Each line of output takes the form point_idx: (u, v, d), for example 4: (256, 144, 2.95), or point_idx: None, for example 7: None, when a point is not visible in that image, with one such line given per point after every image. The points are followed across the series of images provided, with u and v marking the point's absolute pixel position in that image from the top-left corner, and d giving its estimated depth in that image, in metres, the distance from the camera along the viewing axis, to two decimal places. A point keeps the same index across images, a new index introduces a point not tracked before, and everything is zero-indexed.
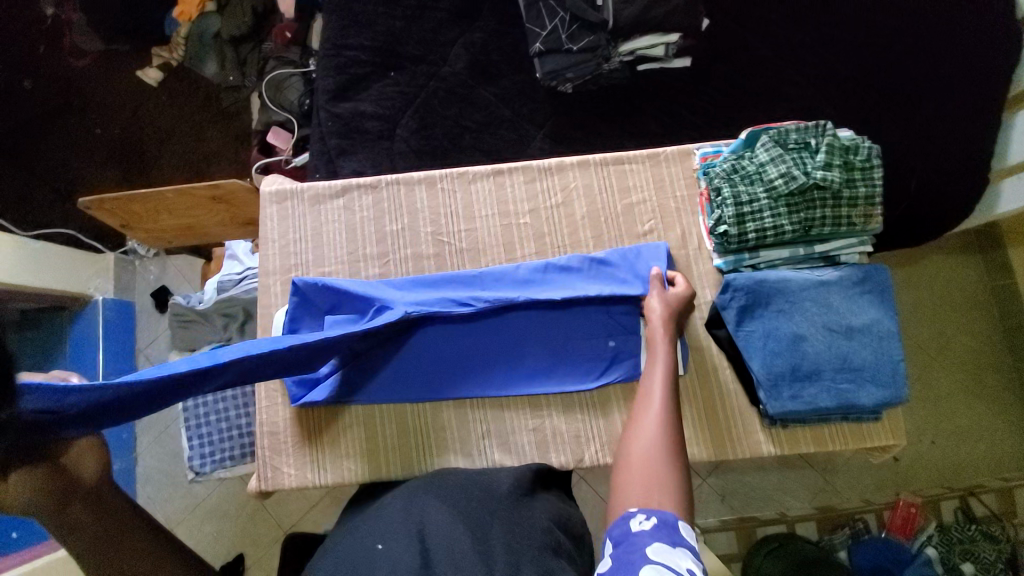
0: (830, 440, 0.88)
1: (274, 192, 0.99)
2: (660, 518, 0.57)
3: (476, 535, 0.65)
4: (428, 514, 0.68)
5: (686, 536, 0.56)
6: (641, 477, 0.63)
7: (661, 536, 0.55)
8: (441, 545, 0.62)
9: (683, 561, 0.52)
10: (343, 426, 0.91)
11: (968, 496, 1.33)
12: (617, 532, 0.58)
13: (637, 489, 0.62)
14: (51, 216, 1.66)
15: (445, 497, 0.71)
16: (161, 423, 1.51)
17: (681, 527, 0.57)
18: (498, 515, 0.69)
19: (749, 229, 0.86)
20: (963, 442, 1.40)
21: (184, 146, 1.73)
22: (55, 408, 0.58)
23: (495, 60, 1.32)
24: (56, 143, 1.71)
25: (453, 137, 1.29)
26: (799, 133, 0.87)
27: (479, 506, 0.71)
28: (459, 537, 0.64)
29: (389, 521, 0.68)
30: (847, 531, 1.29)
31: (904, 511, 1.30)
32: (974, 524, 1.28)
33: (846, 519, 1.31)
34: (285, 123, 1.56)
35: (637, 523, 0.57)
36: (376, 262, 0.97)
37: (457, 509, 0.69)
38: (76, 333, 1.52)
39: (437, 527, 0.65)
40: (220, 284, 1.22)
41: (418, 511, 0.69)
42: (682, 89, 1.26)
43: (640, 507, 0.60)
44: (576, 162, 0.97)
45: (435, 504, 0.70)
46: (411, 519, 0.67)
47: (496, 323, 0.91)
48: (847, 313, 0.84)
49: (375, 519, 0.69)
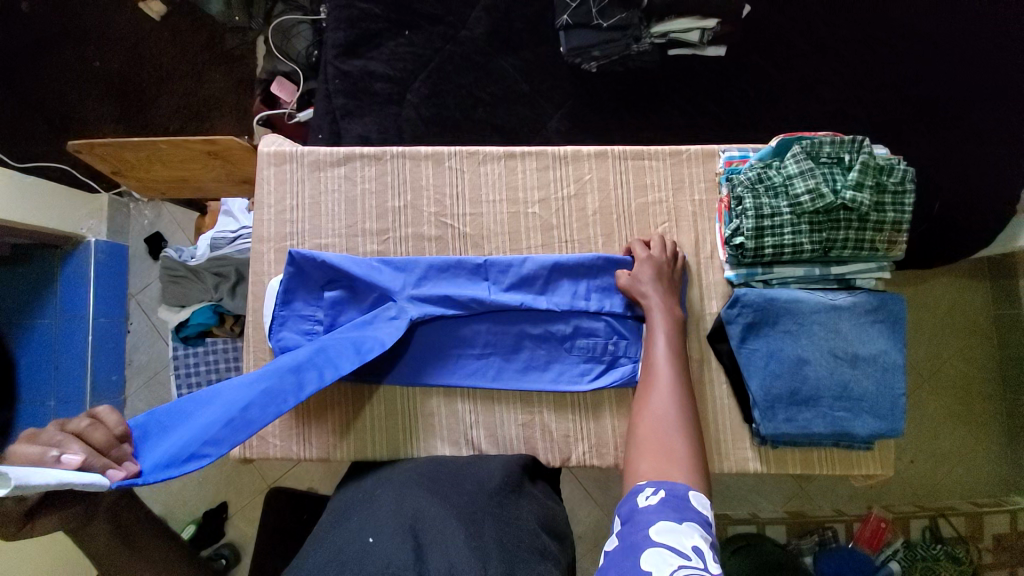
0: (818, 464, 0.88)
1: (273, 153, 0.94)
2: (668, 489, 0.61)
3: (469, 530, 0.65)
4: (420, 508, 0.67)
5: (696, 505, 0.60)
6: (658, 449, 0.68)
7: (667, 512, 0.58)
8: (435, 540, 0.62)
9: (688, 538, 0.55)
10: (332, 404, 0.90)
11: (938, 517, 1.34)
12: (626, 510, 0.61)
13: (648, 464, 0.67)
14: (45, 150, 1.59)
15: (439, 494, 0.71)
16: (152, 369, 1.62)
17: (690, 497, 0.60)
18: (486, 513, 0.69)
19: (767, 244, 0.82)
20: (942, 464, 1.41)
21: (185, 88, 1.64)
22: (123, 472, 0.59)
23: (518, 29, 1.24)
24: (51, 72, 1.62)
25: (466, 109, 1.22)
26: (834, 146, 0.81)
27: (471, 501, 0.70)
28: (451, 537, 0.63)
29: (378, 512, 0.67)
30: (814, 538, 1.33)
31: (874, 525, 1.34)
32: (940, 544, 1.31)
33: (816, 527, 1.35)
34: (291, 74, 1.48)
35: (644, 500, 0.61)
36: (375, 238, 0.93)
37: (451, 505, 0.69)
38: (66, 271, 1.49)
39: (429, 525, 0.64)
40: (214, 241, 1.19)
41: (411, 503, 0.68)
42: (712, 80, 1.19)
43: (650, 481, 0.64)
44: (593, 152, 0.92)
45: (429, 500, 0.69)
46: (404, 512, 0.66)
47: (494, 320, 0.89)
48: (855, 341, 0.82)
49: (365, 511, 0.69)
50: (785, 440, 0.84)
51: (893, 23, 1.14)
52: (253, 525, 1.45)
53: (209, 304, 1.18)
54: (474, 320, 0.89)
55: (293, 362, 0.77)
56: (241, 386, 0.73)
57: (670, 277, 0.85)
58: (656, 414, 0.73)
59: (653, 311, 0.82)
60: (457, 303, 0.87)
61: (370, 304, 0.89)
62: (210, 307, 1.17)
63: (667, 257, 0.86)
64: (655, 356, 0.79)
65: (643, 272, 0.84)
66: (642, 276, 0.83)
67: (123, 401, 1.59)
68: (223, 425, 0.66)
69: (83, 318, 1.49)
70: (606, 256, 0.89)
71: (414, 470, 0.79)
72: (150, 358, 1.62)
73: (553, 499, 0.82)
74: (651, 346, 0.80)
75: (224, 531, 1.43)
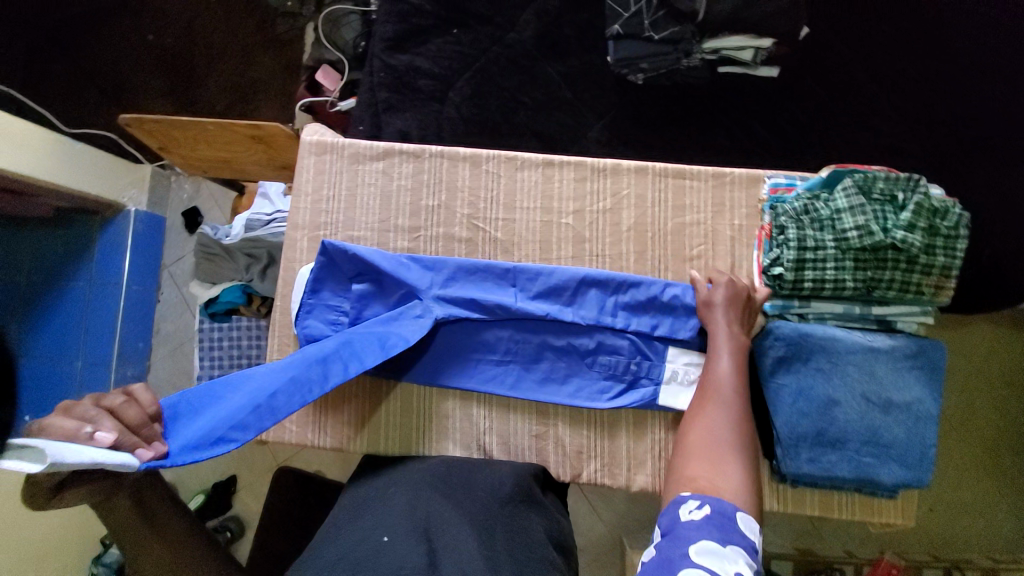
0: (837, 508, 0.84)
1: (315, 142, 0.95)
2: (714, 506, 0.60)
3: (482, 539, 0.66)
4: (433, 512, 0.69)
5: (742, 528, 0.58)
6: (710, 459, 0.67)
7: (710, 531, 0.58)
8: (447, 547, 0.64)
9: (732, 565, 0.54)
10: (348, 395, 0.91)
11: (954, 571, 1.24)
12: (667, 521, 0.61)
13: (698, 468, 0.66)
14: (96, 118, 1.64)
15: (452, 498, 0.72)
16: (177, 339, 1.66)
17: (736, 519, 0.59)
18: (496, 526, 0.69)
19: (807, 277, 0.79)
20: (962, 517, 1.35)
21: (233, 68, 1.68)
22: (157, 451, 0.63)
23: (567, 34, 1.23)
24: (109, 44, 1.68)
25: (506, 112, 1.22)
26: (888, 183, 0.78)
27: (484, 508, 0.72)
28: (463, 544, 0.64)
29: (392, 512, 0.70)
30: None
31: (884, 569, 1.24)
32: None
33: (824, 567, 1.28)
34: (337, 63, 1.50)
35: (688, 513, 0.60)
36: (406, 235, 0.93)
37: (463, 510, 0.70)
38: (106, 238, 1.55)
39: (442, 530, 0.66)
40: (248, 222, 1.21)
41: (425, 506, 0.71)
42: (760, 102, 1.16)
43: (694, 493, 0.63)
44: (634, 167, 0.90)
45: (443, 504, 0.71)
46: (418, 516, 0.69)
47: (516, 328, 0.88)
48: (890, 386, 0.78)
49: (380, 509, 0.71)
50: (806, 481, 0.81)
51: (962, 56, 1.08)
52: (258, 501, 1.48)
53: (238, 284, 1.20)
54: (496, 326, 0.88)
55: (318, 353, 0.78)
56: (269, 373, 0.75)
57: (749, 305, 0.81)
58: (710, 423, 0.70)
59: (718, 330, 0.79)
60: (480, 309, 0.87)
61: (395, 300, 0.89)
62: (240, 286, 1.20)
63: (748, 286, 0.82)
64: (715, 370, 0.76)
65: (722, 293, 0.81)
66: (715, 298, 0.80)
67: (147, 367, 1.64)
68: (249, 411, 0.68)
69: (117, 285, 1.56)
70: (636, 275, 0.88)
71: (429, 470, 0.79)
72: (177, 328, 1.67)
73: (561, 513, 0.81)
74: (713, 361, 0.77)
75: (231, 503, 1.47)
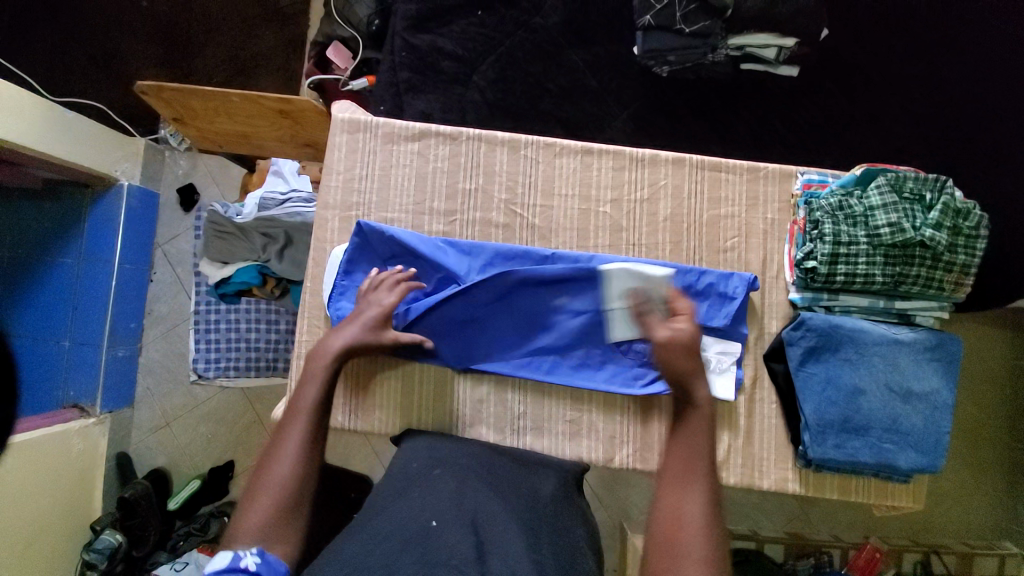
0: (854, 491, 0.89)
1: (347, 120, 0.93)
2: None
3: (529, 539, 0.66)
4: (482, 506, 0.69)
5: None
6: (681, 566, 0.61)
7: None
8: (495, 539, 0.64)
9: None
10: (382, 376, 0.89)
11: (930, 553, 1.33)
12: None
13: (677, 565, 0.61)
14: (85, 86, 1.55)
15: (499, 493, 0.73)
16: (172, 320, 1.60)
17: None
18: (540, 525, 0.70)
19: (839, 271, 0.83)
20: (939, 504, 1.44)
21: (235, 41, 1.61)
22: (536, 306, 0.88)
23: (593, 22, 1.22)
24: (98, 6, 1.58)
25: (531, 98, 1.20)
26: (917, 183, 0.81)
27: (528, 503, 0.73)
28: (511, 538, 0.64)
29: (439, 495, 0.70)
30: (811, 560, 1.30)
31: (868, 553, 1.28)
32: None
33: (813, 549, 1.32)
34: (350, 40, 1.45)
35: None
36: (442, 219, 0.92)
37: (510, 504, 0.71)
38: (95, 215, 1.48)
39: (491, 525, 0.66)
40: (262, 201, 1.18)
41: (471, 499, 0.70)
42: (781, 99, 1.18)
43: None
44: (671, 158, 0.92)
45: (489, 498, 0.71)
46: (465, 506, 0.69)
47: (563, 308, 0.88)
48: (912, 377, 0.82)
49: (427, 490, 0.72)
50: (830, 466, 0.85)
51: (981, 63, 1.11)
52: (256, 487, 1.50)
53: (254, 263, 1.17)
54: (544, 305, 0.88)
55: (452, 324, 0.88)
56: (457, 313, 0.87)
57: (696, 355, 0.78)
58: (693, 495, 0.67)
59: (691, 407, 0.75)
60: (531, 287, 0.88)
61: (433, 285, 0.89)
62: (256, 267, 1.17)
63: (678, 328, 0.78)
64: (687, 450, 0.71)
65: (672, 351, 0.77)
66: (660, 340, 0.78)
67: (139, 349, 1.58)
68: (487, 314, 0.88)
69: (109, 262, 1.47)
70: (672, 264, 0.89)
71: (472, 460, 0.79)
72: (172, 309, 1.60)
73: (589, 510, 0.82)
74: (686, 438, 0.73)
75: (228, 490, 1.49)
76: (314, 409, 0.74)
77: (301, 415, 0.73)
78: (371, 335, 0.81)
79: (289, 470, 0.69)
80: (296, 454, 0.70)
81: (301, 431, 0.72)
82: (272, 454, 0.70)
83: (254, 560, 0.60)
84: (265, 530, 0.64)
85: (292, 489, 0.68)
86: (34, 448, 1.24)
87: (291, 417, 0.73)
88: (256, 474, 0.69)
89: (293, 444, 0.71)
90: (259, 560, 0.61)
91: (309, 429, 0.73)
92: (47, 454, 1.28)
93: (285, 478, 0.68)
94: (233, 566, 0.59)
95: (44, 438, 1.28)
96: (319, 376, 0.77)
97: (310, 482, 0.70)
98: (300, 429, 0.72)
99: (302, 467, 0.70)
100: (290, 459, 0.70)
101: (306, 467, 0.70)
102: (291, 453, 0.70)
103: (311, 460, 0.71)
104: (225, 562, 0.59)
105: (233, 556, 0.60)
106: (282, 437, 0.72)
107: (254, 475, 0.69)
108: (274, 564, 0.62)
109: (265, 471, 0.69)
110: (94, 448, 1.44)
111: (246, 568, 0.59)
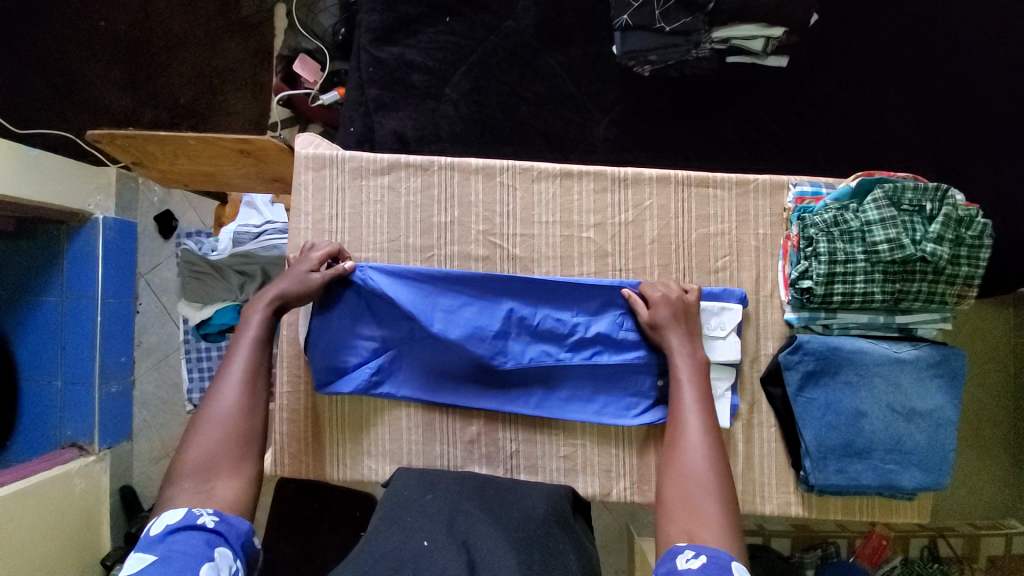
0: (858, 510, 0.87)
1: (311, 156, 0.89)
2: (709, 554, 0.57)
3: (520, 553, 0.64)
4: (472, 528, 0.67)
5: None
6: (674, 519, 0.64)
7: None
8: (487, 558, 0.62)
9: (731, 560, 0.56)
10: (366, 421, 0.88)
11: (938, 537, 1.19)
12: (663, 569, 0.57)
13: (678, 525, 0.63)
14: (47, 116, 1.46)
15: (490, 513, 0.71)
16: (162, 350, 1.52)
17: (732, 568, 0.55)
18: (535, 541, 0.67)
19: (835, 290, 0.80)
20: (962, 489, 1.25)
21: (196, 57, 1.52)
22: (565, 328, 0.83)
23: (568, 22, 1.12)
24: (53, 29, 1.48)
25: (508, 109, 1.12)
26: (916, 194, 0.77)
27: (529, 528, 0.70)
28: (502, 555, 0.62)
29: (432, 518, 0.69)
30: (818, 551, 1.19)
31: (875, 541, 1.18)
32: (938, 563, 1.16)
33: (819, 540, 1.21)
34: (315, 52, 1.36)
35: (683, 562, 0.56)
36: (418, 255, 0.88)
37: (500, 526, 0.69)
38: (74, 251, 1.38)
39: (482, 542, 0.64)
40: (236, 235, 1.14)
41: (463, 518, 0.69)
42: (776, 94, 1.08)
43: (687, 544, 0.60)
44: (656, 176, 0.87)
45: (482, 518, 0.69)
46: (458, 528, 0.67)
47: (602, 329, 0.83)
48: (915, 396, 0.79)
49: (419, 515, 0.70)
50: (832, 489, 0.83)
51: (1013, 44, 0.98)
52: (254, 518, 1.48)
53: (233, 304, 1.14)
54: (584, 326, 0.84)
55: (477, 344, 0.82)
56: (476, 332, 0.82)
57: (692, 317, 0.80)
58: (686, 471, 0.67)
59: (675, 355, 0.78)
60: (567, 308, 0.84)
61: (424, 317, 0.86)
62: (235, 308, 1.14)
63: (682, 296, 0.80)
64: (682, 405, 0.74)
65: (661, 314, 0.80)
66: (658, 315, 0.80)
67: (132, 382, 1.50)
68: (509, 338, 0.83)
69: (91, 298, 1.39)
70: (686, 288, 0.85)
71: (463, 488, 0.78)
72: (163, 338, 1.53)
73: (589, 538, 0.78)
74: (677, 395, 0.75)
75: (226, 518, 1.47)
76: (254, 346, 0.72)
77: (242, 352, 0.71)
78: (308, 284, 0.79)
79: (233, 406, 0.67)
80: (238, 390, 0.68)
81: (244, 364, 0.71)
82: (213, 389, 0.68)
83: (211, 518, 0.58)
84: (212, 463, 0.63)
85: (238, 426, 0.67)
86: (32, 497, 1.17)
87: (232, 357, 0.71)
88: (199, 412, 0.67)
89: (235, 377, 0.69)
90: (217, 517, 0.58)
91: (251, 364, 0.71)
92: (39, 504, 1.19)
93: (229, 410, 0.67)
94: (188, 523, 0.56)
95: (38, 485, 1.20)
96: (256, 318, 0.75)
97: (257, 417, 0.69)
98: (243, 365, 0.70)
99: (245, 403, 0.68)
100: (232, 396, 0.68)
101: (251, 400, 0.69)
102: (233, 390, 0.68)
103: (257, 394, 0.69)
104: (178, 517, 0.57)
105: (188, 513, 0.57)
106: (221, 375, 0.70)
107: (197, 411, 0.67)
108: (235, 522, 0.59)
109: (208, 407, 0.67)
110: (97, 485, 1.38)
111: (205, 526, 0.57)
